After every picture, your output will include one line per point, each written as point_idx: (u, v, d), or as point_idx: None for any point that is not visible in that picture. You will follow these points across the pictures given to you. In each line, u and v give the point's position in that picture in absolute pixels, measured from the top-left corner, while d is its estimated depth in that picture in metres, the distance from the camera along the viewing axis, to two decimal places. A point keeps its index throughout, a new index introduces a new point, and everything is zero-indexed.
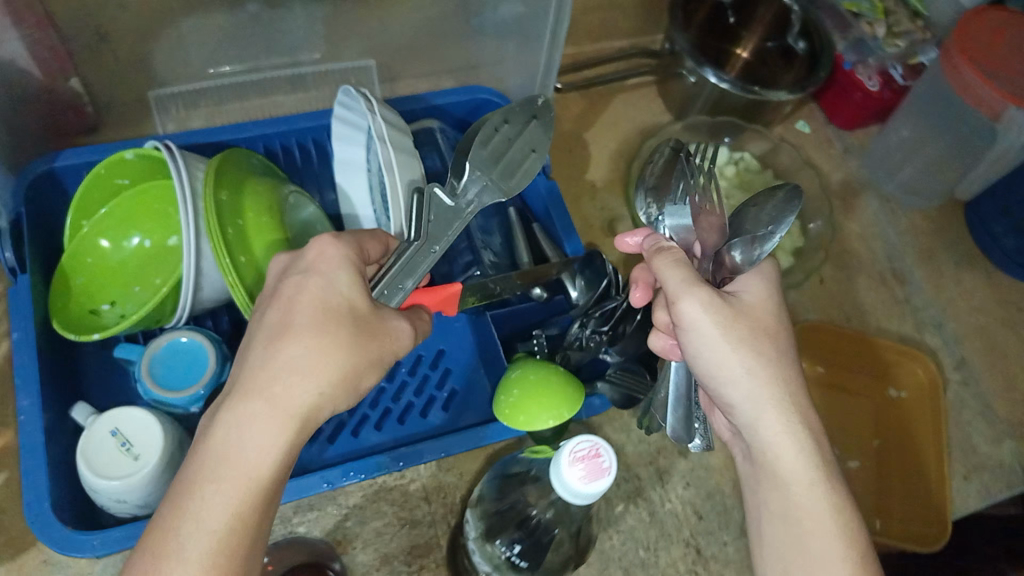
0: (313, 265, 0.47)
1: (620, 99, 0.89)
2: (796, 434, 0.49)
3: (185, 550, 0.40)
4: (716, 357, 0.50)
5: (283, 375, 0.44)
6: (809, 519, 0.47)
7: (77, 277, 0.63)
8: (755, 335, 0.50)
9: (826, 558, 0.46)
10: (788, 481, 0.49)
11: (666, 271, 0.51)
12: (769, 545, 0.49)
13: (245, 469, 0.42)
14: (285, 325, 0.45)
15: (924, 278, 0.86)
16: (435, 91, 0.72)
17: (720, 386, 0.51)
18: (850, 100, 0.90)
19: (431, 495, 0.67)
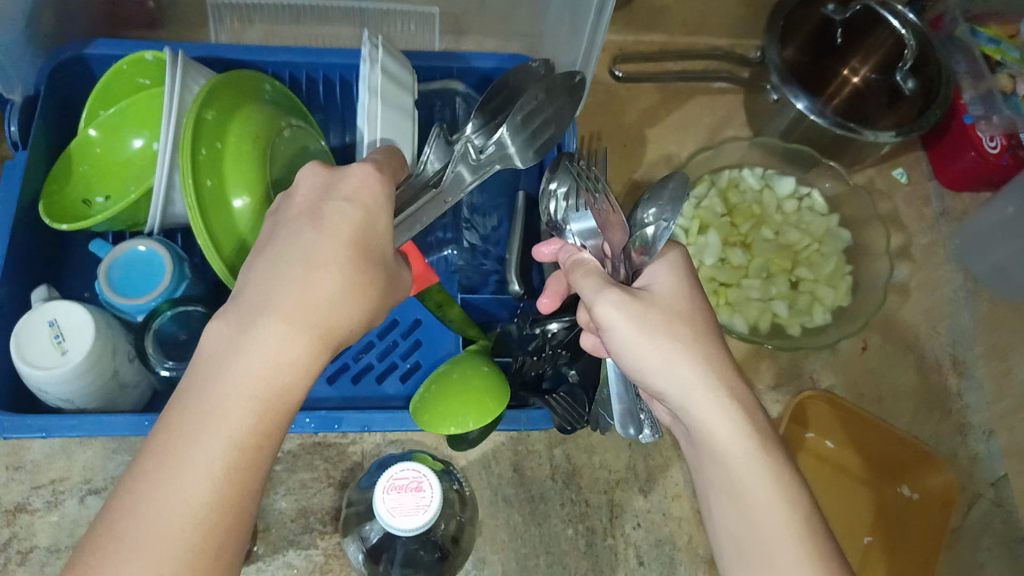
0: (355, 197, 0.44)
1: (699, 101, 0.82)
2: (726, 411, 0.45)
3: (200, 462, 0.38)
4: (637, 354, 0.46)
5: (312, 297, 0.42)
6: (750, 492, 0.44)
7: (82, 164, 0.64)
8: (669, 321, 0.46)
9: (772, 532, 0.43)
10: (724, 458, 0.45)
11: (580, 280, 0.48)
12: (719, 526, 0.46)
13: (267, 390, 0.40)
14: (314, 253, 0.42)
15: (988, 376, 0.75)
16: (477, 53, 0.68)
17: (644, 377, 0.47)
18: (961, 160, 0.78)
19: (366, 463, 0.65)
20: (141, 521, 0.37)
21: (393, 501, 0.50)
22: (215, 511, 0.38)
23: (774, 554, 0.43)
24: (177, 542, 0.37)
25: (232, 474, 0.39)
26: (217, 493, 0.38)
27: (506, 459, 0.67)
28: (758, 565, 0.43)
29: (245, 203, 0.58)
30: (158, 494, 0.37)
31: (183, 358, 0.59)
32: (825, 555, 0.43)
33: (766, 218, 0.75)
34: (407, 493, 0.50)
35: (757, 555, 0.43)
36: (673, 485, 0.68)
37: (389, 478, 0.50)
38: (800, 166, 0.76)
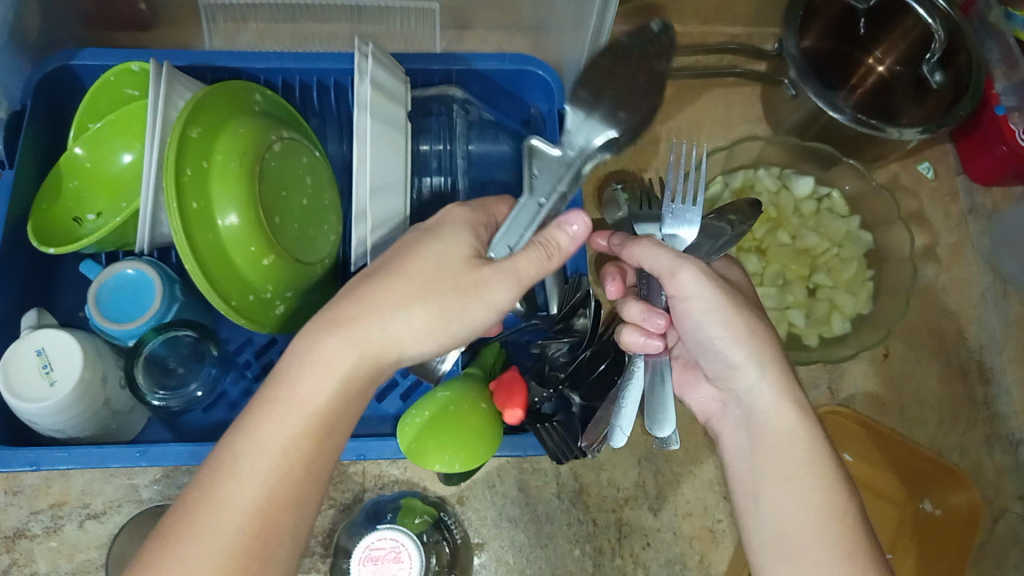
0: (443, 226, 0.47)
1: (714, 94, 0.78)
2: (791, 397, 0.46)
3: (251, 470, 0.41)
4: (720, 324, 0.47)
5: (375, 314, 0.44)
6: (807, 476, 0.44)
7: (71, 180, 0.62)
8: (751, 306, 0.48)
9: (826, 518, 0.43)
10: (788, 442, 0.45)
11: (649, 254, 0.47)
12: (764, 512, 0.44)
13: (311, 408, 0.43)
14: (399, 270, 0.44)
15: (1018, 383, 0.71)
16: (478, 55, 0.65)
17: (717, 351, 0.47)
18: (991, 153, 0.74)
19: (368, 483, 0.63)
20: (197, 523, 0.40)
21: (370, 573, 0.53)
22: (262, 516, 0.41)
23: (823, 542, 0.42)
24: (226, 545, 0.40)
25: (278, 481, 0.41)
26: (263, 500, 0.41)
27: (511, 478, 0.65)
28: (806, 552, 0.42)
29: (236, 220, 0.55)
30: (210, 500, 0.40)
31: (174, 387, 0.59)
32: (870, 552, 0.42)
33: (784, 220, 0.71)
34: (385, 564, 0.53)
35: (803, 542, 0.43)
36: (684, 503, 0.66)
37: (365, 549, 0.53)
38: (820, 164, 0.72)
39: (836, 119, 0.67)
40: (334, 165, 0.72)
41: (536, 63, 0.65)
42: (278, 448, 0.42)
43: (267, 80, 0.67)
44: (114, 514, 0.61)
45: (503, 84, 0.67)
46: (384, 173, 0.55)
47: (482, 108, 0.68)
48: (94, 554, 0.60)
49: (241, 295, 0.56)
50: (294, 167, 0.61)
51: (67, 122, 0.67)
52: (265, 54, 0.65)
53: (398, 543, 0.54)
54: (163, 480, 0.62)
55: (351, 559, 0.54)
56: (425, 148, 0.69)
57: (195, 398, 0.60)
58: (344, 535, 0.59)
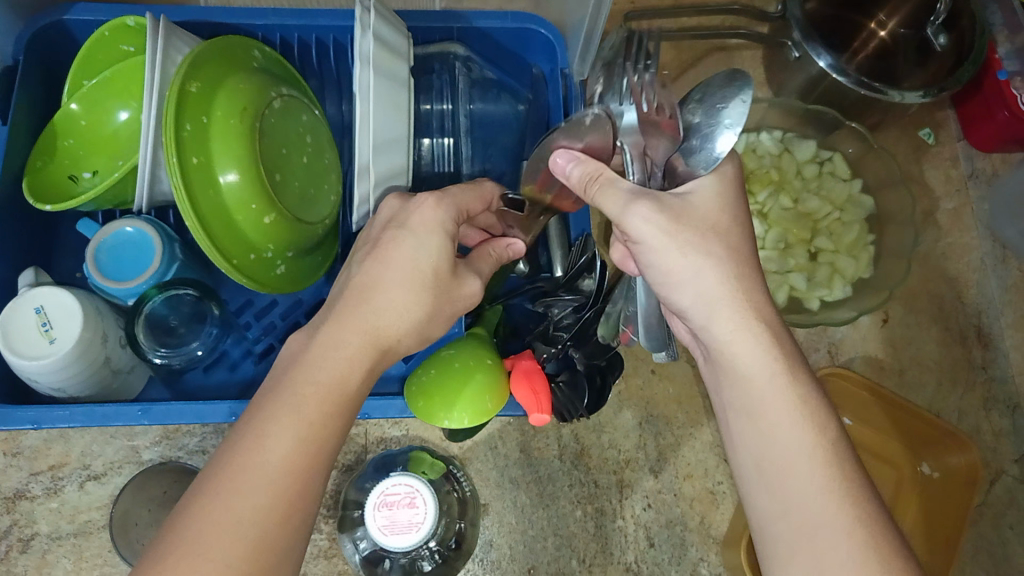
0: (416, 228, 0.47)
1: (715, 58, 0.77)
2: (753, 330, 0.44)
3: (275, 440, 0.40)
4: (670, 266, 0.44)
5: (373, 303, 0.45)
6: (773, 412, 0.43)
7: (66, 138, 0.60)
8: (704, 236, 0.44)
9: (799, 453, 0.42)
10: (745, 378, 0.43)
11: (606, 201, 0.43)
12: (740, 449, 0.44)
13: (331, 381, 0.42)
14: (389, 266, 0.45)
15: (1015, 348, 0.72)
16: (481, 13, 0.64)
17: (672, 289, 0.45)
18: (992, 118, 0.74)
19: (370, 444, 0.63)
20: (223, 486, 0.38)
21: (384, 519, 0.54)
22: (288, 482, 0.39)
23: (792, 475, 0.41)
24: (256, 507, 0.38)
25: (303, 448, 0.40)
26: (287, 464, 0.39)
27: (513, 440, 0.65)
28: (777, 487, 0.42)
29: (236, 178, 0.54)
30: (239, 463, 0.39)
31: (176, 346, 0.59)
32: (847, 478, 0.41)
33: (785, 184, 0.71)
34: (399, 509, 0.54)
35: (779, 474, 0.42)
36: (685, 465, 0.66)
37: (381, 494, 0.54)
38: (822, 129, 0.72)
39: (836, 80, 0.67)
40: (333, 126, 0.71)
41: (540, 22, 0.64)
42: (304, 415, 0.41)
43: (265, 37, 0.66)
44: (115, 476, 0.61)
45: (506, 44, 0.66)
46: (387, 130, 0.55)
47: (484, 67, 0.67)
48: (95, 515, 0.60)
49: (241, 254, 0.56)
50: (294, 126, 0.60)
51: (62, 79, 0.65)
52: (265, 12, 0.64)
53: (412, 488, 0.54)
54: (164, 442, 0.62)
55: (366, 503, 0.54)
56: (427, 107, 0.69)
57: (196, 357, 0.59)
58: (354, 489, 0.60)
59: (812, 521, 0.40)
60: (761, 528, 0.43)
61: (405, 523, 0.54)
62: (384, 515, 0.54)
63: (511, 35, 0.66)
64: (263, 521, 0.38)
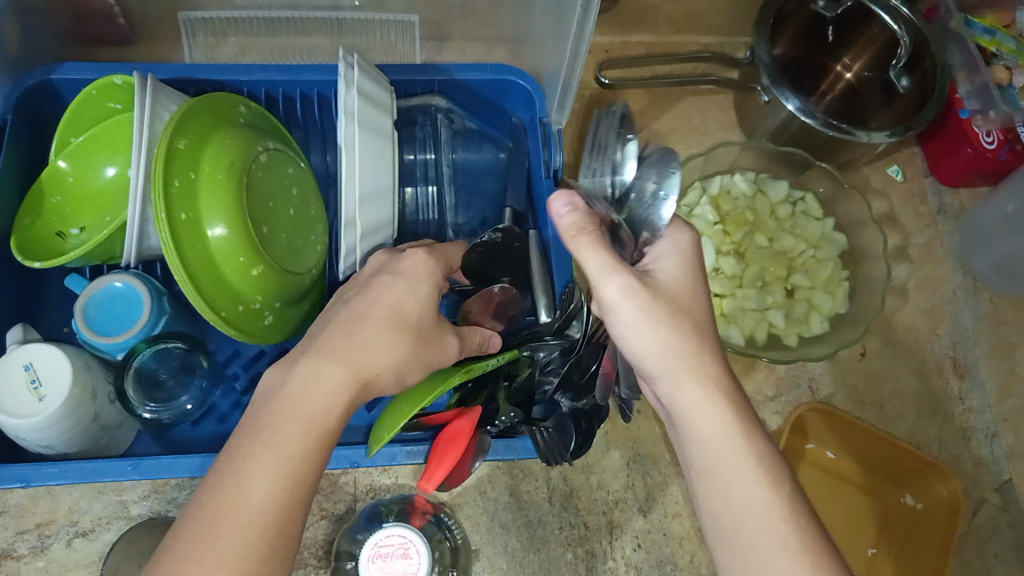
0: (408, 286, 0.49)
1: (689, 102, 0.80)
2: (715, 399, 0.45)
3: (255, 483, 0.41)
4: (641, 337, 0.45)
5: (349, 345, 0.45)
6: (734, 478, 0.43)
7: (54, 197, 0.61)
8: (668, 313, 0.45)
9: (758, 516, 0.43)
10: (706, 443, 0.44)
11: (585, 256, 0.44)
12: (703, 514, 0.45)
13: (308, 419, 0.43)
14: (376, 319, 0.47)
15: (990, 378, 0.73)
16: (460, 65, 0.65)
17: (642, 362, 0.46)
18: (957, 154, 0.76)
19: (361, 492, 0.63)
20: (201, 528, 0.39)
21: (379, 570, 0.54)
22: (271, 520, 0.40)
23: (757, 536, 0.42)
24: (240, 548, 0.39)
25: (285, 486, 0.41)
26: (269, 505, 0.40)
27: (502, 484, 0.65)
28: (742, 551, 0.43)
29: (223, 232, 0.55)
30: (222, 503, 0.40)
31: (164, 401, 0.59)
32: (808, 538, 0.42)
33: (760, 224, 0.73)
34: (393, 560, 0.55)
35: (741, 539, 0.43)
36: (673, 503, 0.67)
37: (374, 546, 0.55)
38: (794, 169, 0.74)
39: (808, 123, 0.69)
40: (319, 176, 0.73)
41: (517, 73, 0.66)
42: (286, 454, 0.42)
43: (250, 92, 0.67)
44: (103, 532, 0.60)
45: (486, 95, 0.68)
46: (373, 181, 0.56)
47: (466, 117, 0.69)
48: (83, 572, 0.59)
49: (230, 306, 0.56)
50: (279, 178, 0.61)
51: (48, 136, 0.66)
52: (250, 67, 0.65)
53: (405, 536, 0.55)
54: (152, 496, 0.61)
55: (360, 555, 0.55)
56: (411, 158, 0.71)
57: (186, 411, 0.60)
58: (346, 538, 0.59)
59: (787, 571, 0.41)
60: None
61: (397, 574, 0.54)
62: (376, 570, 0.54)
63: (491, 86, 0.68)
64: (246, 563, 0.39)
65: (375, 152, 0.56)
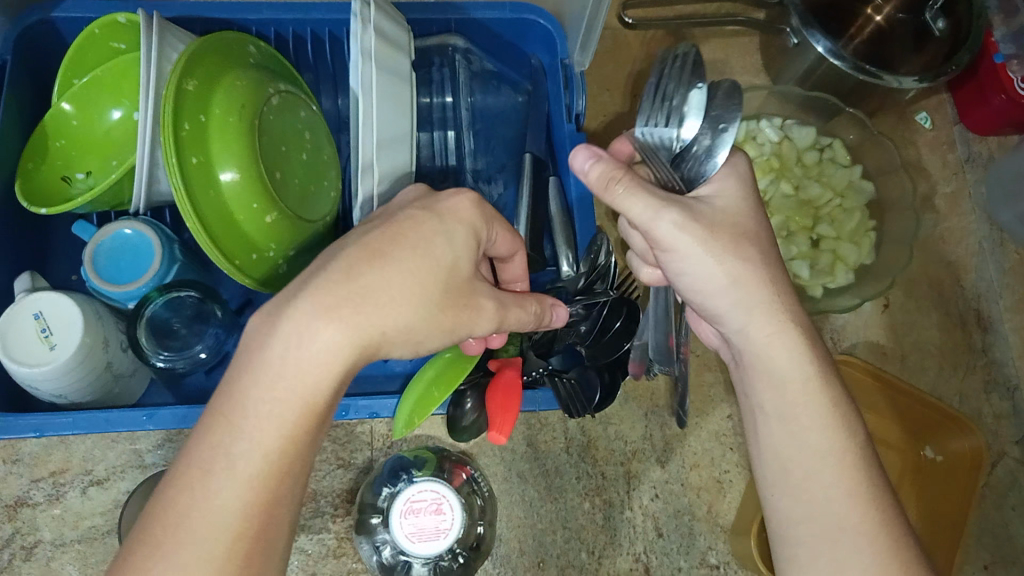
0: None
1: (711, 45, 0.77)
2: (792, 333, 0.43)
3: (230, 475, 0.36)
4: (701, 270, 0.43)
5: (374, 299, 0.38)
6: (804, 414, 0.42)
7: (58, 139, 0.59)
8: (738, 243, 0.42)
9: (823, 455, 0.42)
10: (781, 383, 0.43)
11: (626, 201, 0.41)
12: (764, 450, 0.44)
13: (298, 403, 0.37)
14: (421, 275, 0.40)
15: (1014, 330, 0.72)
16: (477, 3, 0.63)
17: (706, 297, 0.44)
18: (988, 101, 0.74)
19: (376, 441, 0.62)
20: (175, 517, 0.35)
21: (412, 525, 0.54)
22: (249, 527, 0.36)
23: (831, 479, 0.41)
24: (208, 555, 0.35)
25: (264, 488, 0.36)
26: (248, 499, 0.36)
27: (519, 434, 0.64)
28: (805, 495, 0.42)
29: (235, 177, 0.53)
30: (184, 507, 0.35)
31: (179, 349, 0.57)
32: (870, 480, 0.42)
33: (787, 170, 0.71)
34: (425, 516, 0.54)
35: (803, 475, 0.42)
36: (691, 454, 0.66)
37: (407, 501, 0.54)
38: (820, 115, 0.72)
39: (838, 68, 0.67)
40: (330, 121, 0.70)
41: (538, 11, 0.63)
42: (262, 448, 0.36)
43: (259, 32, 0.65)
44: (118, 481, 0.60)
45: (504, 35, 0.66)
46: (391, 128, 0.54)
47: (483, 58, 0.66)
48: (99, 521, 0.59)
49: (243, 253, 0.54)
50: (292, 121, 0.59)
51: (51, 77, 0.64)
52: (258, 5, 0.63)
53: (434, 491, 0.55)
54: (166, 445, 0.61)
55: (391, 509, 0.55)
56: (427, 101, 0.68)
57: (200, 360, 0.58)
58: (369, 492, 0.59)
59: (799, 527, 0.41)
60: (777, 525, 0.43)
61: (423, 532, 0.54)
62: (406, 528, 0.54)
63: (509, 26, 0.65)
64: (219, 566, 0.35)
65: (394, 103, 0.54)
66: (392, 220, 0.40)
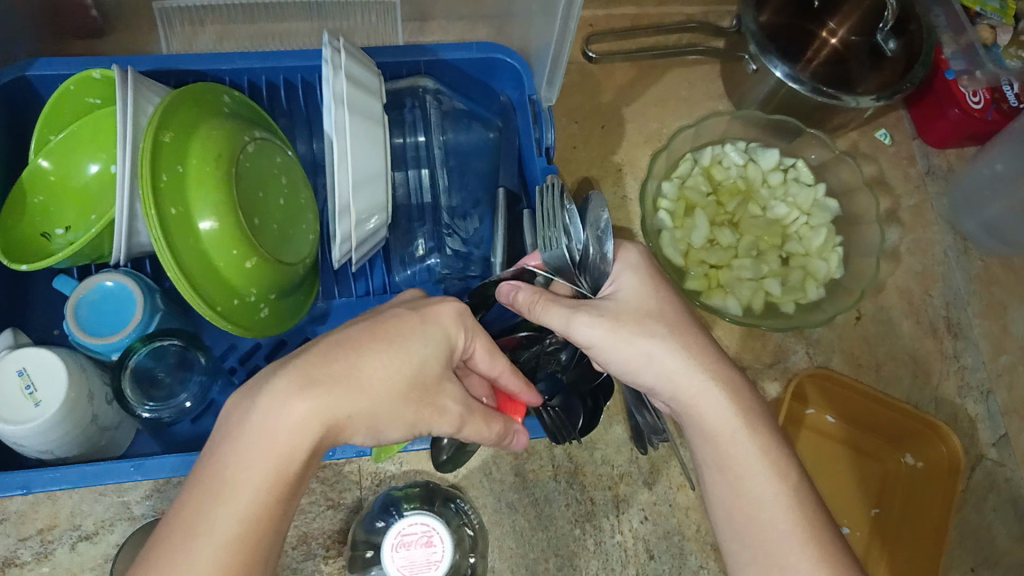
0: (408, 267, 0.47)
1: (675, 74, 0.79)
2: (721, 385, 0.45)
3: (211, 534, 0.36)
4: (623, 355, 0.47)
5: (347, 382, 0.40)
6: (740, 464, 0.44)
7: (36, 195, 0.59)
8: (641, 321, 0.47)
9: (764, 500, 0.43)
10: (713, 435, 0.45)
11: (547, 314, 0.48)
12: (714, 503, 0.45)
13: (273, 467, 0.38)
14: (403, 365, 0.42)
15: (984, 336, 0.74)
16: (445, 44, 0.64)
17: (634, 375, 0.47)
18: (944, 115, 0.76)
19: (364, 479, 0.62)
20: None
21: (402, 559, 0.55)
22: None
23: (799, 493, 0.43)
24: None
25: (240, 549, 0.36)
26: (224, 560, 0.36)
27: (507, 464, 0.65)
28: (749, 539, 0.43)
29: (214, 225, 0.54)
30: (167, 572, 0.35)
31: (163, 398, 0.58)
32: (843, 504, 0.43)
33: (753, 192, 0.73)
34: (416, 548, 0.55)
35: (750, 513, 0.43)
36: (677, 475, 0.67)
37: (397, 535, 0.55)
38: (784, 136, 0.74)
39: (796, 89, 0.69)
40: (306, 165, 0.71)
41: (504, 51, 0.65)
42: (239, 510, 0.37)
43: (233, 81, 0.66)
44: (108, 534, 0.60)
45: (473, 74, 0.68)
46: (366, 167, 0.55)
47: (454, 98, 0.68)
48: None
49: (224, 298, 0.55)
50: (268, 167, 0.60)
51: (27, 133, 0.64)
52: (232, 55, 0.64)
53: (425, 525, 0.55)
54: (155, 495, 0.61)
55: (383, 544, 0.55)
56: (401, 141, 0.70)
57: (185, 409, 0.59)
58: (360, 529, 0.59)
59: (782, 539, 0.42)
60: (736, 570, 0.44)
61: (417, 565, 0.54)
62: (397, 562, 0.54)
63: (477, 65, 0.67)
64: None
65: (369, 145, 0.55)
66: (383, 314, 0.44)
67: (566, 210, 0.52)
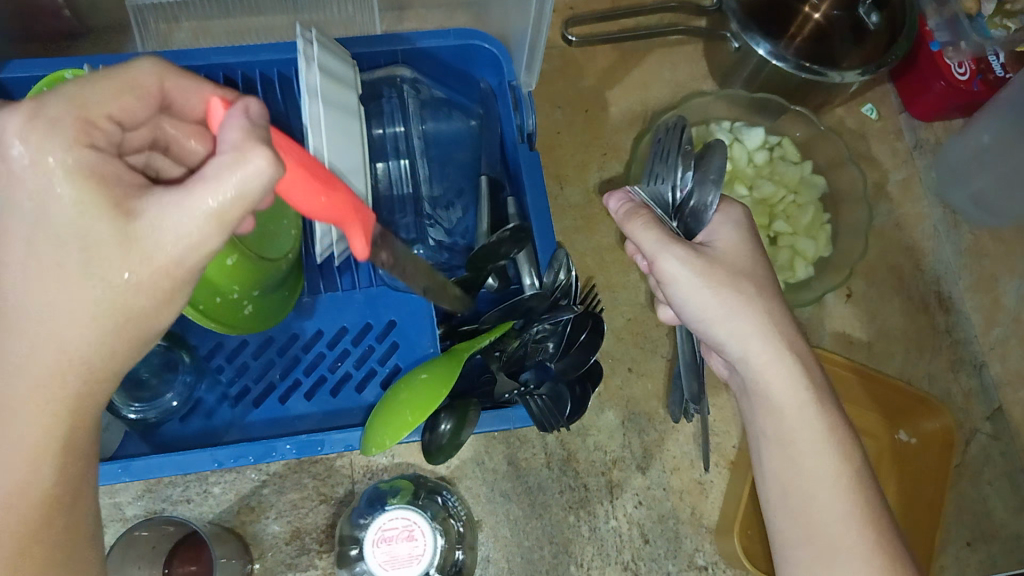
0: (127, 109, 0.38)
1: (658, 55, 0.78)
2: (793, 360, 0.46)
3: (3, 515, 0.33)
4: (698, 303, 0.46)
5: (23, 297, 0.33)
6: (803, 440, 0.45)
7: None
8: (734, 278, 0.46)
9: (821, 478, 0.45)
10: (779, 408, 0.46)
11: (638, 234, 0.46)
12: (767, 471, 0.47)
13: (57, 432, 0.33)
14: (45, 226, 0.32)
15: (976, 310, 0.74)
16: (421, 34, 0.62)
17: (705, 327, 0.47)
18: (929, 89, 0.75)
19: (355, 474, 0.62)
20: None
21: (384, 554, 0.54)
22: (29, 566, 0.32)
23: (847, 476, 0.45)
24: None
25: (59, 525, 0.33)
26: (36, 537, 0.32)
27: (500, 453, 0.65)
28: (798, 514, 0.45)
29: None
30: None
31: (150, 399, 0.60)
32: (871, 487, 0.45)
33: (738, 173, 0.72)
34: (398, 543, 0.54)
35: (802, 488, 0.45)
36: (671, 458, 0.67)
37: (378, 530, 0.54)
38: (769, 115, 0.73)
39: (779, 67, 0.68)
40: None
41: (483, 38, 0.63)
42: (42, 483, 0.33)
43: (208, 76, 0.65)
44: None
45: (452, 63, 0.66)
46: (344, 160, 0.54)
47: (432, 87, 0.68)
48: None
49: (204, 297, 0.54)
50: None
51: None
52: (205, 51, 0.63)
53: (409, 518, 0.55)
54: (144, 496, 0.60)
55: (364, 539, 0.55)
56: (380, 133, 0.69)
57: (171, 409, 0.61)
58: (347, 524, 0.59)
59: (824, 518, 0.44)
60: (778, 538, 0.47)
61: (405, 559, 0.54)
62: (381, 557, 0.54)
63: (456, 55, 0.65)
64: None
65: (345, 138, 0.54)
66: None
67: (685, 153, 0.50)
